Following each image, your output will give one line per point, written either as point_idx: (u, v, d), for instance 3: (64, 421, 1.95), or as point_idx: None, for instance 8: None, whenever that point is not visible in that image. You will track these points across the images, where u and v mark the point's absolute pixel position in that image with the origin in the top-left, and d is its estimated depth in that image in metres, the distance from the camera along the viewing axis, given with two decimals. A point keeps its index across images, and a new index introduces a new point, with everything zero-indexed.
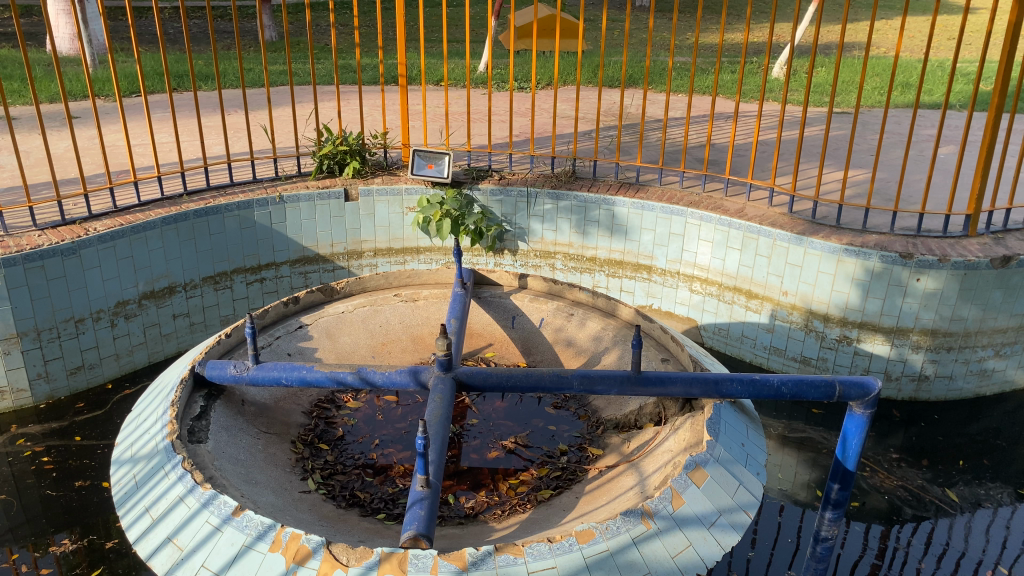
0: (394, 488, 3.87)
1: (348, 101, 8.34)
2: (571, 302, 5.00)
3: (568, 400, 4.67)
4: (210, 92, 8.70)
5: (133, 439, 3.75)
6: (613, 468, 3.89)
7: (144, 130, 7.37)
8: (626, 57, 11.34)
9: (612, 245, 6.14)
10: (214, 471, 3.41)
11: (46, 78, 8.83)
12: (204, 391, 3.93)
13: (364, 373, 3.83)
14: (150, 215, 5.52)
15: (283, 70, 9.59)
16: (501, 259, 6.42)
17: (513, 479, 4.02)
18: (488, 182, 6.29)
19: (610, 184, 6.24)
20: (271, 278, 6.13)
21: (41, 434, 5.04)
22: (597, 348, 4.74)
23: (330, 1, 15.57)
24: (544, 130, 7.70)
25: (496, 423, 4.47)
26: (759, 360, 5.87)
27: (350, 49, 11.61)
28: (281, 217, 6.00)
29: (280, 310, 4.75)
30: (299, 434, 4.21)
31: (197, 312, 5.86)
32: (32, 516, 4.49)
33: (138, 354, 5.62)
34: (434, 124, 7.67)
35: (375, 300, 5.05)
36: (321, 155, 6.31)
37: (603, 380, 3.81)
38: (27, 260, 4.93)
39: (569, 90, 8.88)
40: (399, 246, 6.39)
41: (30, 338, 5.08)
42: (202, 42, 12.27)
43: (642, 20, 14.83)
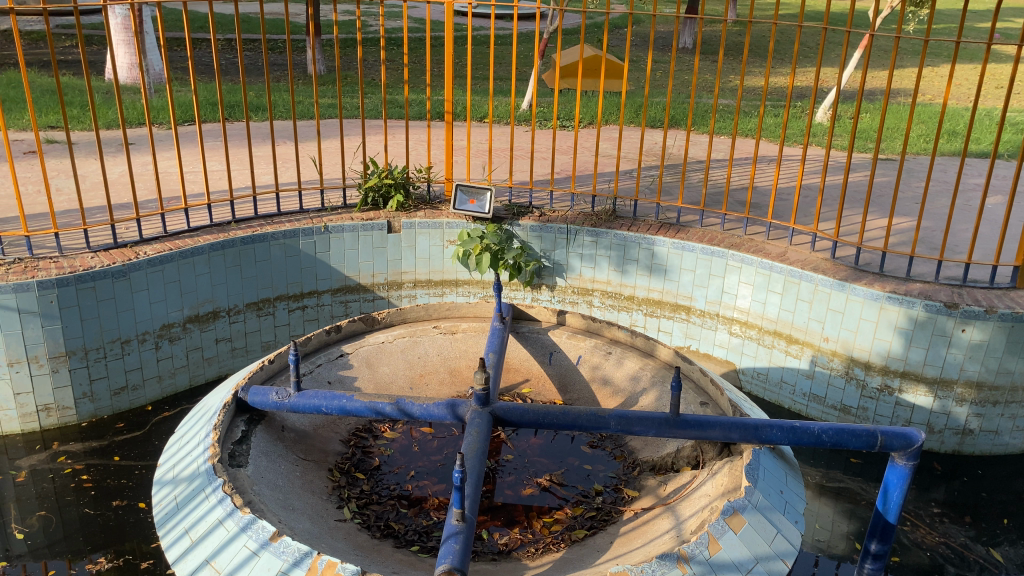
0: (429, 521, 3.87)
1: (394, 135, 8.51)
2: (608, 340, 5.02)
3: (604, 439, 4.64)
4: (261, 122, 8.93)
5: (176, 460, 3.82)
6: (649, 511, 3.85)
7: (197, 158, 7.57)
8: (670, 98, 11.44)
9: (651, 284, 6.14)
10: (253, 496, 3.45)
11: (105, 105, 9.12)
12: (246, 416, 4.00)
13: (403, 405, 3.87)
14: (199, 241, 5.66)
15: (332, 103, 9.82)
16: (539, 294, 6.44)
17: (547, 516, 3.99)
18: (529, 218, 6.34)
19: (651, 224, 6.25)
20: (313, 306, 6.22)
21: (82, 452, 5.14)
22: (635, 388, 4.72)
23: (381, 37, 15.97)
24: (585, 168, 7.78)
25: (531, 460, 4.45)
26: (797, 407, 5.78)
27: (399, 85, 11.87)
28: (325, 246, 6.11)
29: (322, 337, 4.82)
30: (336, 462, 4.24)
31: (239, 337, 5.95)
32: (69, 534, 4.55)
33: (180, 377, 5.72)
34: (477, 160, 7.79)
35: (414, 331, 5.09)
36: (366, 187, 6.43)
37: (641, 421, 3.82)
38: (80, 281, 5.08)
39: (612, 129, 8.98)
40: (438, 278, 6.45)
41: (78, 357, 5.20)
42: (256, 73, 12.64)
43: (687, 62, 14.95)
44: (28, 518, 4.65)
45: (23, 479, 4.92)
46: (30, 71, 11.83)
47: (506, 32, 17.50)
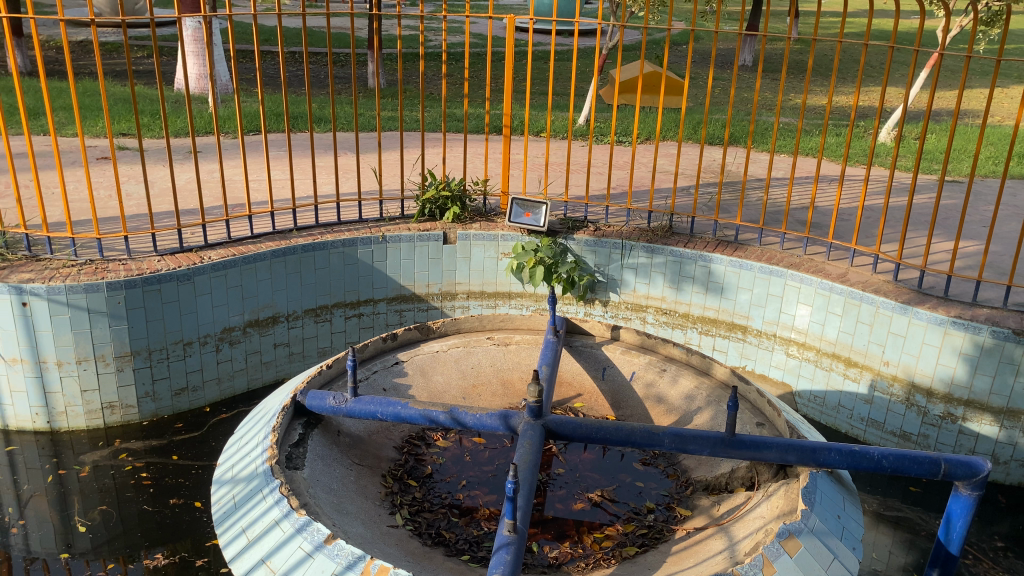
0: (480, 531, 3.88)
1: (453, 148, 8.61)
2: (663, 357, 5.00)
3: (657, 457, 4.60)
4: (324, 134, 9.12)
5: (235, 460, 3.91)
6: (701, 530, 3.79)
7: (261, 167, 7.77)
8: (730, 115, 11.36)
9: (707, 302, 6.08)
10: (308, 499, 3.50)
11: (176, 113, 9.41)
12: (303, 419, 4.07)
13: (456, 414, 3.91)
14: (262, 248, 5.78)
15: (394, 116, 9.98)
16: (592, 308, 6.42)
17: (598, 532, 3.97)
18: (584, 233, 6.33)
19: (708, 241, 6.20)
20: (369, 314, 6.30)
21: (142, 450, 5.28)
22: (689, 407, 4.67)
23: (442, 52, 16.21)
24: (642, 183, 7.77)
25: (583, 475, 4.43)
26: (855, 432, 5.65)
27: (459, 99, 12.02)
28: (382, 255, 6.19)
29: (378, 345, 4.90)
30: (389, 468, 4.29)
31: (296, 342, 6.06)
32: (128, 529, 4.66)
33: (238, 380, 5.85)
34: (534, 173, 7.84)
35: (468, 341, 5.13)
36: (424, 199, 6.51)
37: (696, 440, 3.79)
38: (146, 283, 5.23)
39: (671, 146, 8.96)
40: (491, 290, 6.48)
41: (142, 357, 5.36)
42: (320, 86, 12.95)
43: (748, 80, 14.84)
44: (90, 512, 4.78)
45: (86, 474, 5.07)
46: (107, 80, 12.31)
47: (566, 48, 17.60)
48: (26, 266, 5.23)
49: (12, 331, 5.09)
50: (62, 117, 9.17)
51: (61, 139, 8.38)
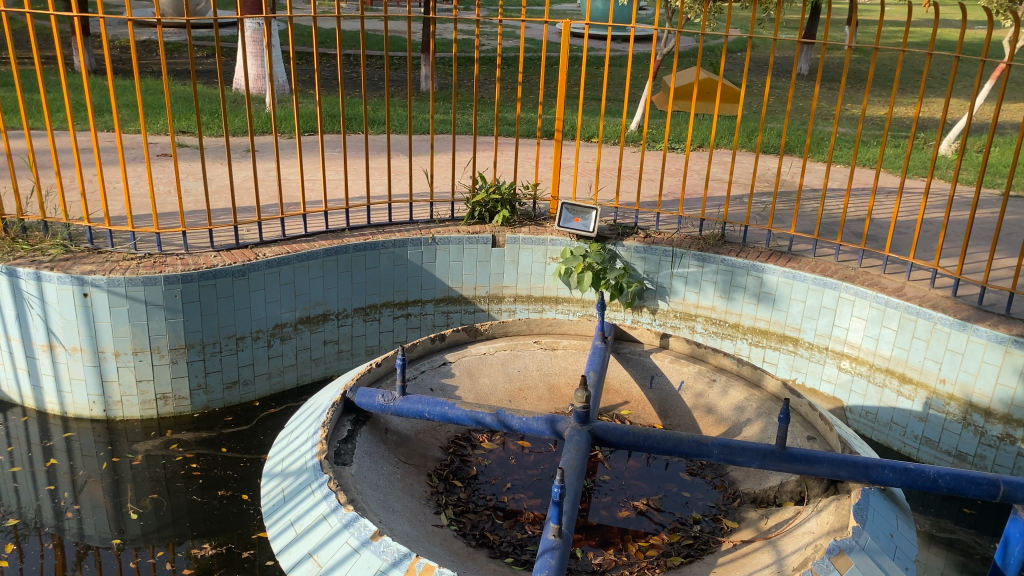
0: (524, 534, 3.88)
1: (505, 152, 8.66)
2: (713, 367, 4.95)
3: (704, 467, 4.55)
4: (378, 136, 9.24)
5: (285, 454, 3.97)
6: (748, 544, 3.73)
7: (316, 167, 7.89)
8: (787, 125, 11.22)
9: (758, 313, 6.00)
10: (356, 494, 3.53)
11: (235, 113, 9.62)
12: (352, 416, 4.12)
13: (503, 416, 3.92)
14: (314, 246, 5.87)
15: (447, 120, 10.07)
16: (640, 316, 6.37)
17: (642, 541, 3.94)
18: (634, 239, 6.29)
19: (761, 251, 6.11)
20: (416, 314, 6.35)
21: (193, 441, 5.39)
22: (739, 419, 4.61)
23: (497, 57, 16.31)
24: (695, 191, 7.71)
25: (628, 482, 4.40)
26: (908, 450, 5.51)
27: (513, 104, 12.08)
28: (432, 257, 6.23)
29: (427, 345, 4.94)
30: (435, 468, 4.31)
31: (345, 340, 6.14)
32: (177, 518, 4.75)
33: (288, 376, 5.94)
34: (585, 179, 7.84)
35: (515, 345, 5.14)
36: (474, 202, 6.53)
37: (745, 452, 3.74)
38: (202, 278, 5.34)
39: (724, 154, 8.88)
40: (538, 294, 6.48)
41: (196, 350, 5.47)
42: (376, 90, 13.12)
43: (805, 89, 14.64)
44: (142, 500, 4.89)
45: (139, 462, 5.19)
46: (171, 80, 12.64)
47: (621, 55, 17.56)
48: (88, 258, 5.38)
49: (73, 321, 5.24)
50: (126, 114, 9.43)
51: (124, 136, 8.63)
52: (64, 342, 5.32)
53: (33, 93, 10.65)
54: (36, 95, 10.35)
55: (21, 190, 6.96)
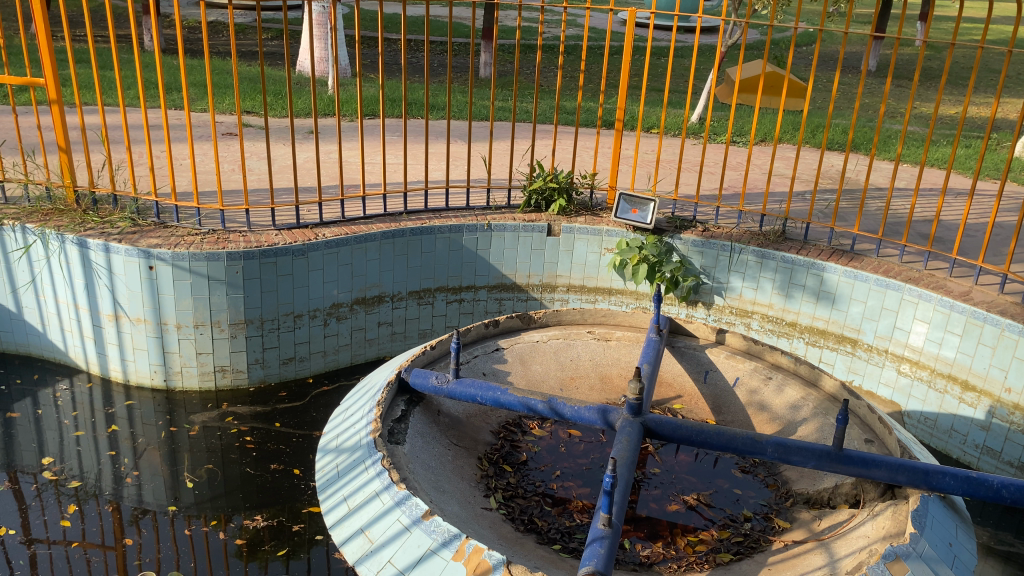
0: (572, 522, 3.88)
1: (564, 141, 8.64)
2: (770, 365, 4.88)
3: (756, 465, 4.49)
4: (438, 121, 9.30)
5: (340, 431, 4.03)
6: (800, 544, 3.67)
7: (377, 150, 7.98)
8: (854, 121, 10.97)
9: (816, 312, 5.89)
10: (408, 473, 3.58)
11: (300, 94, 9.77)
12: (406, 396, 4.17)
13: (555, 404, 3.92)
14: (372, 228, 5.92)
15: (507, 107, 10.08)
16: (694, 310, 6.30)
17: (691, 536, 3.91)
18: (692, 233, 6.21)
19: (822, 249, 5.99)
20: (469, 299, 6.38)
21: (248, 415, 5.50)
22: (794, 417, 4.54)
23: (560, 45, 16.28)
24: (756, 186, 7.59)
25: (678, 477, 4.37)
26: (967, 458, 5.36)
27: (574, 94, 12.05)
28: (486, 243, 6.24)
29: (480, 330, 4.96)
30: (485, 451, 4.34)
31: (399, 322, 6.21)
32: (231, 489, 4.87)
33: (342, 355, 6.04)
34: (644, 170, 7.78)
35: (568, 334, 5.13)
36: (531, 189, 6.50)
37: (800, 452, 3.68)
38: (263, 255, 5.43)
39: (788, 150, 8.72)
40: (592, 285, 6.45)
41: (255, 326, 5.58)
42: (437, 75, 13.20)
43: (874, 86, 14.29)
44: (198, 469, 5.02)
45: (196, 433, 5.33)
46: (239, 60, 12.92)
47: (685, 46, 17.36)
48: (155, 232, 5.52)
49: (138, 292, 5.39)
50: (195, 93, 9.66)
51: (193, 114, 8.83)
52: (129, 313, 5.47)
53: (107, 70, 10.98)
54: (111, 72, 10.68)
55: (93, 164, 7.18)
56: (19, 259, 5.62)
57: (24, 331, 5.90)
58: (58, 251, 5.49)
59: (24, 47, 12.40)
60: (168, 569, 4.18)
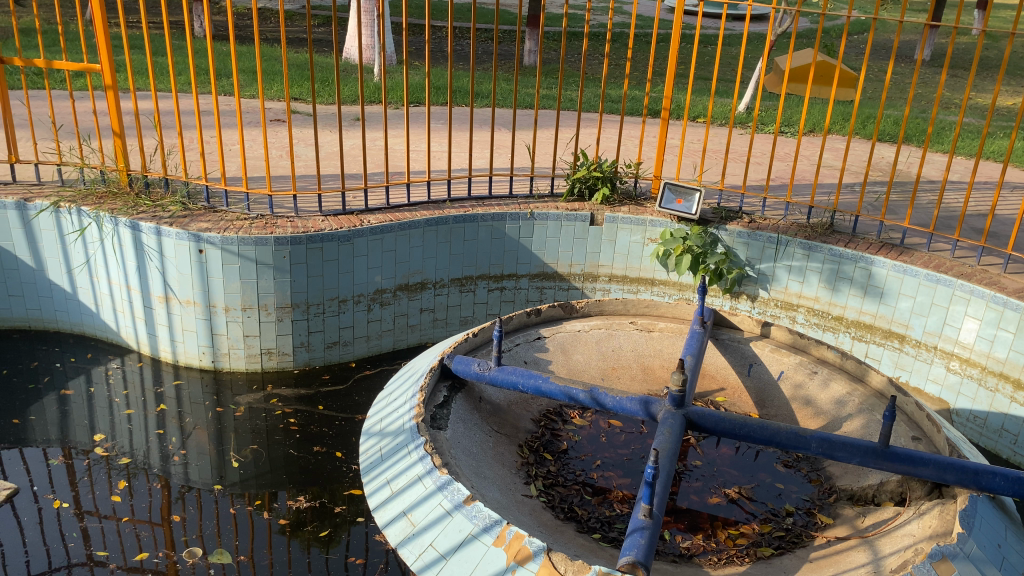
0: (612, 512, 3.89)
1: (609, 129, 8.61)
2: (815, 359, 4.82)
3: (800, 460, 4.45)
4: (483, 109, 9.33)
5: (384, 415, 4.08)
6: (843, 541, 3.62)
7: (422, 138, 8.03)
8: (907, 112, 10.74)
9: (863, 307, 5.78)
10: (450, 459, 3.61)
11: (347, 81, 9.87)
12: (448, 382, 4.20)
13: (597, 394, 3.93)
14: (416, 215, 5.95)
15: (552, 95, 10.07)
16: (738, 303, 6.24)
17: (732, 529, 3.90)
18: (737, 224, 6.14)
19: (871, 242, 5.88)
20: (511, 288, 6.39)
21: (292, 397, 5.60)
22: (839, 413, 4.48)
23: (607, 33, 16.21)
24: (804, 177, 7.48)
25: (720, 469, 4.36)
26: (1018, 459, 5.24)
27: (619, 82, 12.00)
28: (529, 232, 6.24)
29: (522, 318, 4.96)
30: (526, 439, 4.36)
31: (441, 309, 6.26)
32: (274, 469, 4.96)
33: (385, 340, 6.11)
34: (690, 160, 7.72)
35: (611, 324, 5.12)
36: (575, 177, 6.48)
37: (845, 448, 3.63)
38: (310, 241, 5.50)
39: (837, 141, 8.59)
40: (634, 275, 6.42)
41: (301, 310, 5.67)
42: (483, 63, 13.25)
43: (928, 76, 13.96)
44: (243, 449, 5.12)
45: (242, 414, 5.43)
46: (288, 47, 13.10)
47: (733, 34, 17.16)
48: (205, 216, 5.62)
49: (188, 275, 5.50)
50: (246, 79, 9.81)
51: (243, 100, 8.98)
52: (179, 295, 5.59)
53: (161, 55, 11.22)
54: (164, 58, 10.90)
55: (146, 149, 7.33)
56: (75, 240, 5.77)
57: (78, 311, 6.07)
58: (111, 234, 5.63)
59: (83, 33, 12.74)
60: (214, 546, 4.28)
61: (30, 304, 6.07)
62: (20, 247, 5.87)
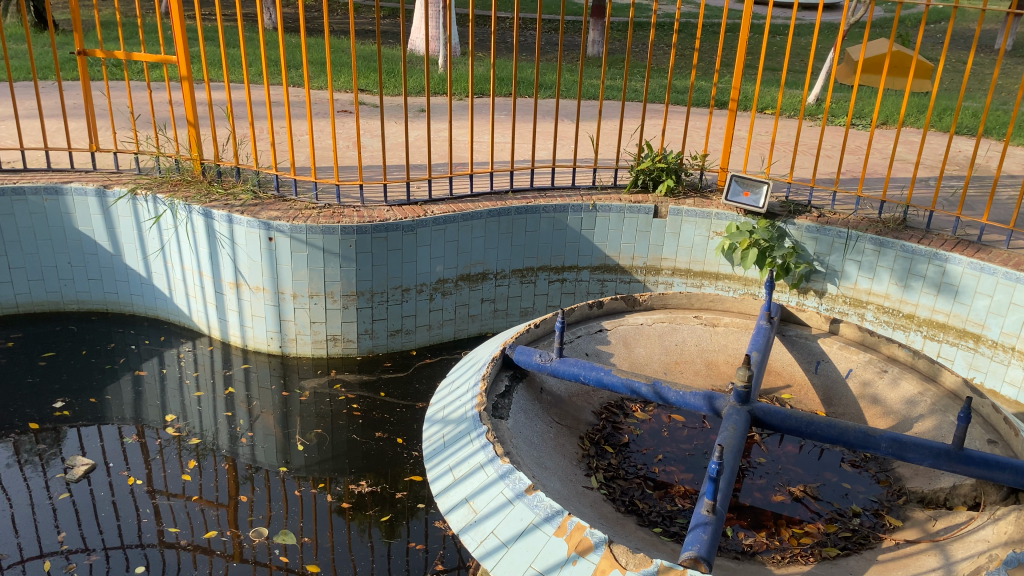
0: (673, 506, 3.89)
1: (675, 121, 8.53)
2: (885, 357, 4.69)
3: (868, 460, 4.36)
4: (548, 100, 9.34)
5: (446, 402, 4.12)
6: (913, 544, 3.52)
7: (487, 129, 8.07)
8: (988, 104, 10.38)
9: (937, 305, 5.61)
10: (511, 448, 3.64)
11: (413, 72, 9.98)
12: (510, 371, 4.22)
13: (660, 388, 3.91)
14: (479, 206, 5.98)
15: (617, 86, 10.02)
16: (806, 298, 6.12)
17: (797, 528, 3.84)
18: (806, 218, 6.01)
19: (946, 239, 5.70)
20: (572, 280, 6.38)
21: (355, 383, 5.70)
22: (910, 413, 4.36)
23: (673, 23, 16.07)
24: (877, 170, 7.29)
25: (784, 468, 4.30)
26: None
27: (686, 73, 11.88)
28: (591, 224, 6.21)
29: (584, 311, 4.95)
30: (587, 431, 4.37)
31: (501, 300, 6.29)
32: (338, 454, 5.06)
33: (446, 329, 6.17)
34: (758, 152, 7.59)
35: (674, 318, 5.07)
36: (638, 169, 6.41)
37: (916, 449, 3.53)
38: (375, 230, 5.57)
39: (912, 134, 8.34)
40: (698, 269, 6.34)
41: (365, 298, 5.77)
42: (548, 54, 13.25)
43: (1011, 66, 13.45)
44: (308, 433, 5.24)
45: (307, 398, 5.56)
46: (356, 39, 13.31)
47: (805, 24, 16.80)
48: (274, 205, 5.75)
49: (258, 262, 5.63)
50: (315, 70, 10.01)
51: (312, 91, 9.17)
52: (249, 281, 5.74)
53: (234, 47, 11.52)
54: (237, 50, 11.20)
55: (219, 139, 7.54)
56: (150, 227, 5.97)
57: (153, 295, 6.28)
58: (185, 221, 5.81)
59: (161, 27, 13.18)
60: (278, 527, 4.39)
61: (107, 288, 6.30)
62: (99, 232, 6.09)
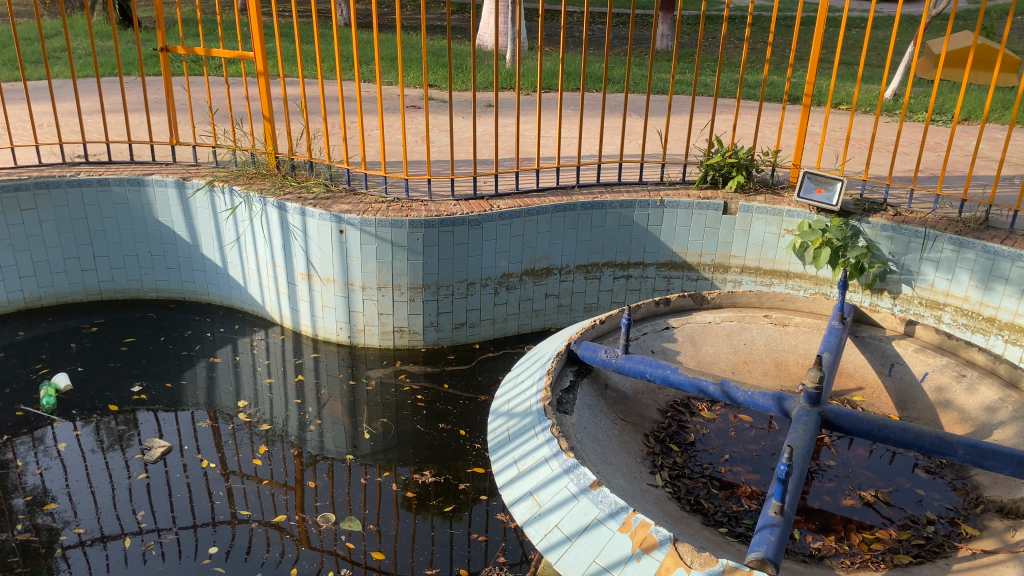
0: (739, 507, 3.86)
1: (745, 115, 8.40)
2: (963, 361, 4.55)
3: (943, 467, 4.23)
4: (617, 95, 9.31)
5: (511, 396, 4.14)
6: (991, 554, 3.39)
7: (554, 124, 8.09)
8: None
9: (1019, 309, 5.41)
10: (576, 443, 3.64)
11: (483, 67, 10.06)
12: (574, 367, 4.22)
13: (727, 388, 3.86)
14: (545, 201, 5.98)
15: (687, 80, 9.91)
16: (879, 299, 5.95)
17: (867, 533, 3.76)
18: (881, 216, 5.84)
19: None
20: (637, 276, 6.34)
21: (420, 374, 5.78)
22: (990, 420, 4.21)
23: (746, 16, 15.81)
24: (958, 168, 7.06)
25: (855, 471, 4.22)
26: None
27: (758, 67, 11.70)
28: (658, 220, 6.16)
29: (651, 307, 4.92)
30: (651, 429, 4.35)
31: (566, 295, 6.30)
32: (402, 442, 5.15)
33: (510, 323, 6.21)
34: (832, 148, 7.42)
35: (743, 316, 5.00)
36: (708, 165, 6.33)
37: (996, 457, 3.40)
38: (442, 224, 5.64)
39: (996, 131, 8.06)
40: (768, 267, 6.23)
41: (431, 291, 5.84)
42: (616, 48, 13.19)
43: None
44: (374, 422, 5.34)
45: (373, 387, 5.67)
46: (427, 34, 13.48)
47: (883, 16, 16.34)
48: (345, 198, 5.87)
49: (329, 254, 5.76)
50: (387, 65, 10.17)
51: (383, 86, 9.32)
52: (320, 272, 5.87)
53: (308, 43, 11.77)
54: (312, 45, 11.45)
55: (293, 133, 7.72)
56: (226, 219, 6.16)
57: (228, 285, 6.47)
58: (259, 213, 5.97)
59: (238, 23, 13.57)
60: (344, 513, 4.49)
61: (185, 277, 6.53)
62: (179, 223, 6.31)
